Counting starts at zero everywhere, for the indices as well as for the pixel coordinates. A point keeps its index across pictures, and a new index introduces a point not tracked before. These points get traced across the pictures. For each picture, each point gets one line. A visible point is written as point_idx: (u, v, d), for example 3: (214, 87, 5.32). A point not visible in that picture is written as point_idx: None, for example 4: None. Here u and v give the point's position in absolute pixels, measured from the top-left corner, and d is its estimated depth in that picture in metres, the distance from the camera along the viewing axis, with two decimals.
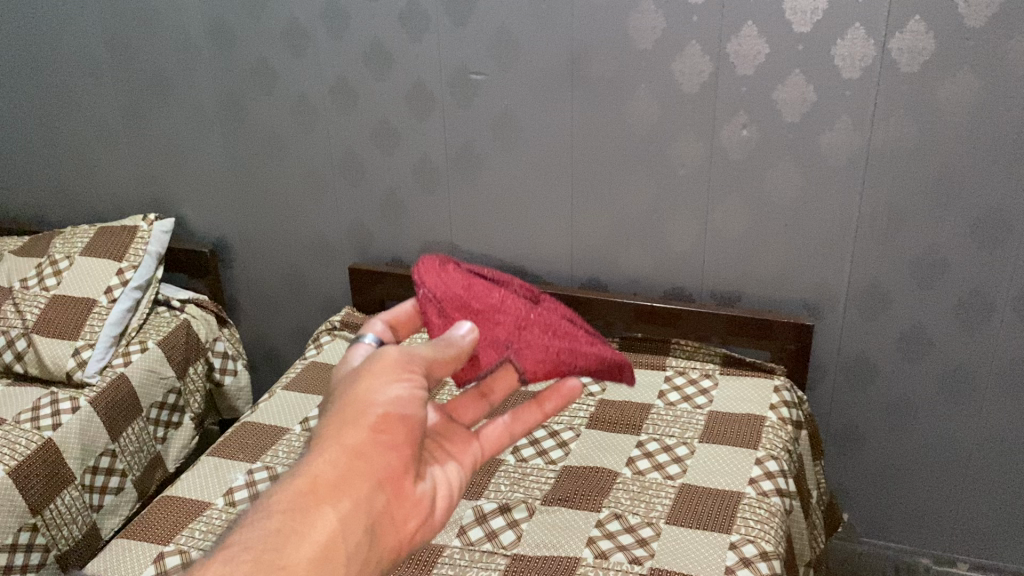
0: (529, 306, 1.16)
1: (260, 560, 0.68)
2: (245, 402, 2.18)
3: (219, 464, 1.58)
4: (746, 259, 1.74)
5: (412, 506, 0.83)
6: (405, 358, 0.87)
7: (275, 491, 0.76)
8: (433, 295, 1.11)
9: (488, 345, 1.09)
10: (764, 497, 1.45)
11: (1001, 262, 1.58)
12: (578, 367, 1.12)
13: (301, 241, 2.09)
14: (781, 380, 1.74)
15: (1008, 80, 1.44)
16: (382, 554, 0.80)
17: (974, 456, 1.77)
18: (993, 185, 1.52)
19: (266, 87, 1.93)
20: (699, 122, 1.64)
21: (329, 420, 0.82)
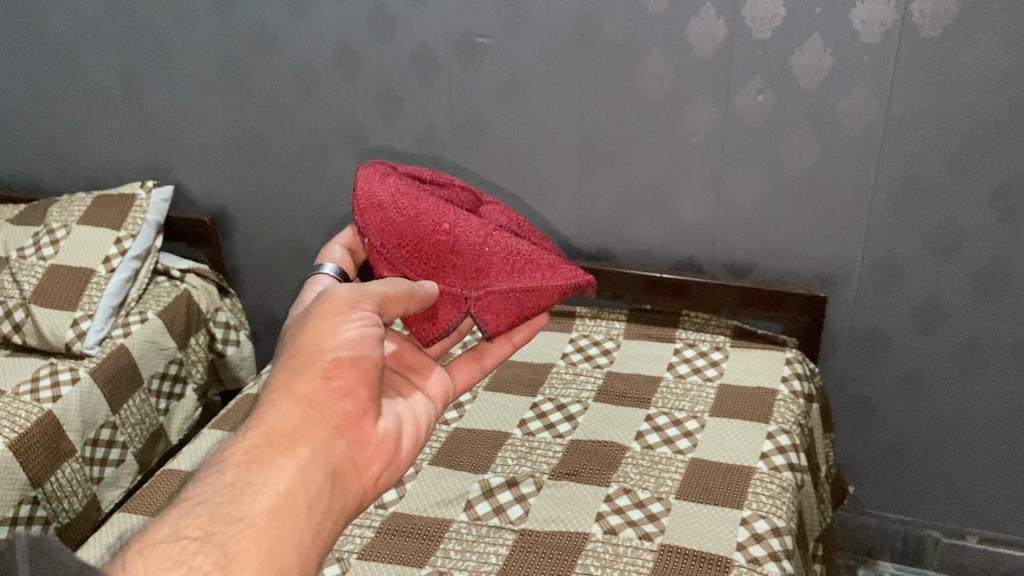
0: (487, 239, 1.13)
1: (216, 512, 0.74)
2: (247, 372, 2.15)
3: (222, 437, 1.55)
4: (758, 229, 1.71)
5: (367, 447, 0.92)
6: (355, 297, 0.95)
7: (235, 443, 0.83)
8: (381, 246, 1.12)
9: (447, 298, 1.09)
10: (775, 472, 1.43)
11: (1019, 231, 1.55)
12: (542, 306, 1.10)
13: (302, 210, 2.05)
14: (794, 353, 1.71)
15: None
16: (345, 496, 0.88)
17: (986, 429, 1.75)
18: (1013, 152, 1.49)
19: (266, 52, 1.87)
20: (713, 87, 1.60)
21: (283, 370, 0.90)
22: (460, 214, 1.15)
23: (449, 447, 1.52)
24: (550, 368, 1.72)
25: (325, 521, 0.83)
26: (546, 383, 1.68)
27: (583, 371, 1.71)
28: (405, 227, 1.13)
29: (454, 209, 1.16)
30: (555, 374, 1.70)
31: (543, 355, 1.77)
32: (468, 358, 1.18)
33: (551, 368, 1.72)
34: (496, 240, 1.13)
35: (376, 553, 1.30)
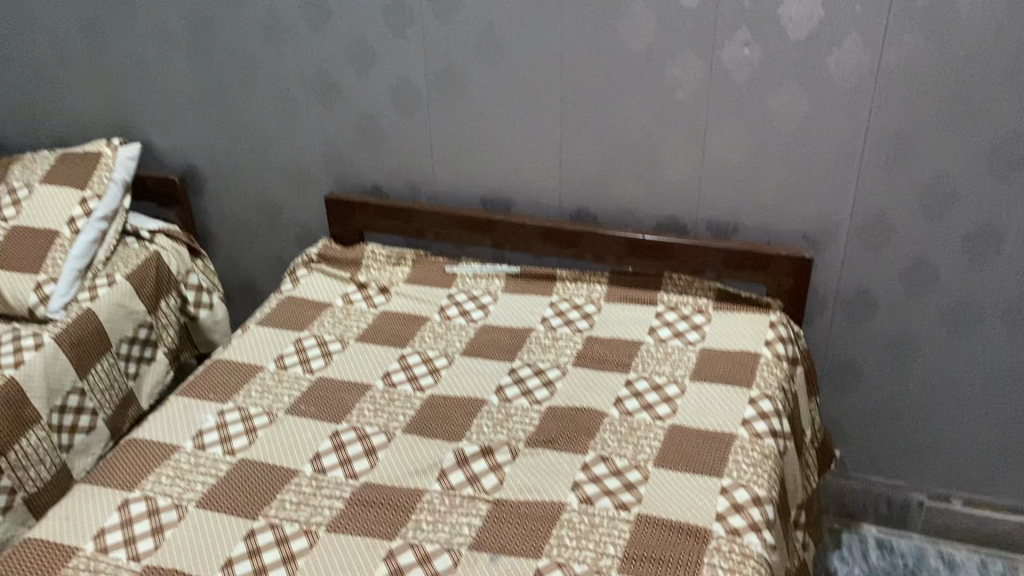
0: None
1: None
2: (221, 334, 2.09)
3: (189, 405, 1.51)
4: (744, 189, 1.65)
5: None
6: None
7: None
8: None
9: None
10: (757, 439, 1.39)
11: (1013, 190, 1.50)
12: None
13: (275, 169, 1.98)
14: (778, 315, 1.66)
15: None
16: None
17: (973, 392, 1.72)
18: (1009, 107, 1.43)
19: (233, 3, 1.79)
20: (697, 40, 1.53)
21: None
22: None
23: (423, 415, 1.48)
24: (528, 333, 1.68)
25: None
26: (524, 348, 1.63)
27: (563, 336, 1.66)
28: None
29: None
30: (534, 339, 1.66)
31: (522, 319, 1.72)
32: None
33: (529, 333, 1.67)
34: None
35: (345, 526, 1.26)
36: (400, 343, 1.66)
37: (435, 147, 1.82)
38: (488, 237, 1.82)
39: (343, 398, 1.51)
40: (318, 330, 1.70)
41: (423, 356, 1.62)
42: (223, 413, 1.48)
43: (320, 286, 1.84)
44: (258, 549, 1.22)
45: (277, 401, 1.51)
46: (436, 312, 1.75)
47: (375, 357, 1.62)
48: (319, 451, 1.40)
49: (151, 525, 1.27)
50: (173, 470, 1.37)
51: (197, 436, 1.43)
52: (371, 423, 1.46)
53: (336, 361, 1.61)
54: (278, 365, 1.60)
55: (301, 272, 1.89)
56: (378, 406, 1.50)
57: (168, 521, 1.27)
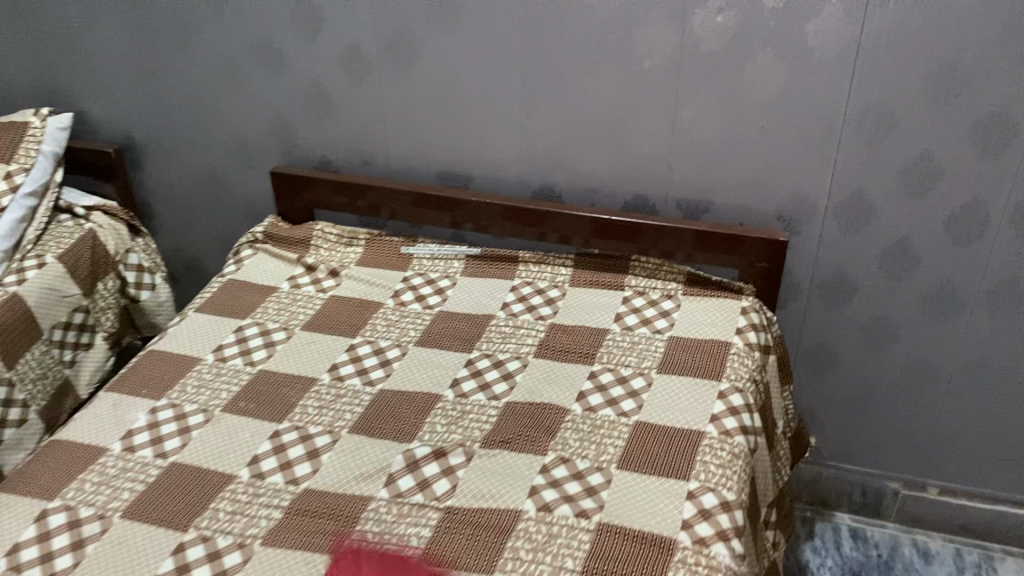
0: None
1: None
2: (166, 317, 1.97)
3: (120, 402, 1.40)
4: (717, 166, 1.55)
5: None
6: None
7: None
8: None
9: None
10: (727, 438, 1.31)
11: (1000, 170, 1.41)
12: None
13: (218, 140, 1.85)
14: (750, 301, 1.57)
15: None
16: None
17: (953, 378, 1.65)
18: (998, 79, 1.33)
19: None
20: (668, 6, 1.42)
21: None
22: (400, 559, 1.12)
23: (371, 413, 1.38)
24: (488, 320, 1.57)
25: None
26: (483, 338, 1.53)
27: (524, 323, 1.56)
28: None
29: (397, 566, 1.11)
30: (494, 327, 1.55)
31: (481, 304, 1.61)
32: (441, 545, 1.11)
33: (489, 321, 1.57)
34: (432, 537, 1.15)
35: (284, 539, 1.16)
36: (350, 331, 1.55)
37: (388, 118, 1.70)
38: (447, 215, 1.70)
39: (285, 395, 1.41)
40: (261, 317, 1.58)
41: (374, 346, 1.52)
42: (156, 411, 1.38)
43: (265, 268, 1.73)
44: (187, 565, 1.13)
45: (214, 397, 1.41)
46: (390, 297, 1.64)
47: (323, 348, 1.51)
48: (258, 455, 1.30)
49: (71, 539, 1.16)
50: (99, 476, 1.26)
51: (126, 437, 1.33)
52: (315, 423, 1.36)
53: (280, 352, 1.50)
54: (216, 357, 1.49)
55: (245, 252, 1.78)
56: (323, 404, 1.40)
57: (92, 533, 1.17)
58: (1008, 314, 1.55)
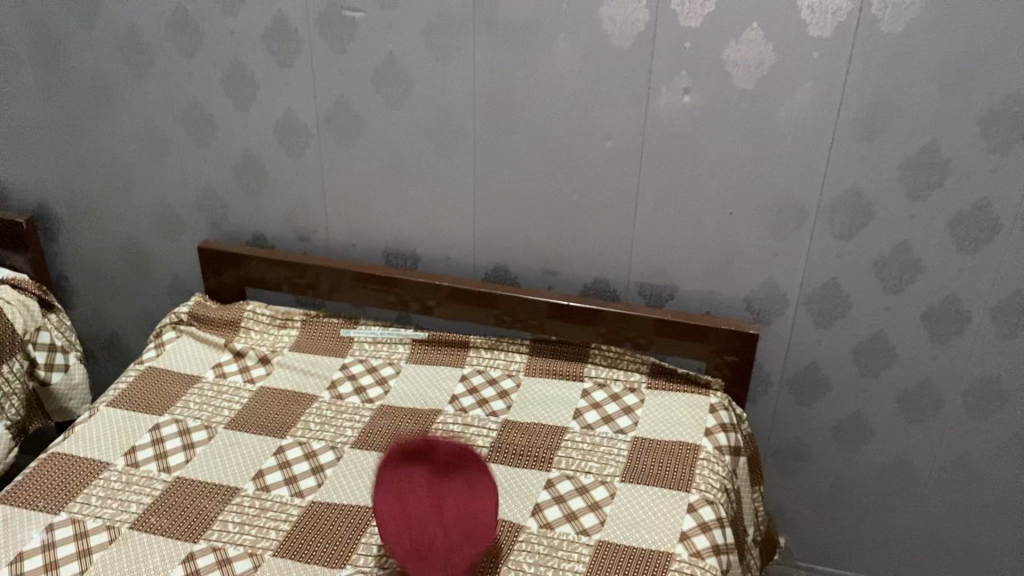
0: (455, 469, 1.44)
1: None
2: (73, 399, 2.03)
3: (10, 519, 1.42)
4: (688, 257, 1.66)
5: None
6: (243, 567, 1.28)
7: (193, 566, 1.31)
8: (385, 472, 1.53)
9: None
10: (697, 560, 1.36)
11: (971, 266, 1.53)
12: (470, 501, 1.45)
13: (217, 228, 1.94)
14: (718, 397, 1.71)
15: (996, 40, 1.32)
16: None
17: (924, 474, 1.76)
18: (980, 172, 1.43)
19: (169, 40, 1.71)
20: (631, 85, 1.50)
21: None
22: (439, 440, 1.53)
23: (297, 529, 1.42)
24: (434, 417, 1.69)
25: None
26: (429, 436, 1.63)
27: (474, 421, 1.68)
28: None
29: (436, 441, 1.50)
30: (441, 425, 1.66)
31: (434, 398, 1.74)
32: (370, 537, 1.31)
33: (436, 417, 1.68)
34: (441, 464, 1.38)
35: None
36: (283, 431, 1.65)
37: (378, 205, 1.79)
38: (413, 300, 1.81)
39: (202, 507, 1.47)
40: (180, 415, 1.69)
41: (305, 447, 1.61)
42: (52, 529, 1.40)
43: (190, 354, 1.87)
44: None
45: (120, 512, 1.45)
46: (325, 389, 1.78)
47: (247, 452, 1.60)
48: (197, 563, 1.34)
49: (74, 549, 1.36)
50: None
51: (16, 562, 1.33)
52: (235, 542, 1.39)
53: (198, 458, 1.58)
54: (124, 462, 1.56)
55: (168, 335, 1.93)
56: (245, 518, 1.44)
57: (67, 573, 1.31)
58: (975, 409, 1.67)
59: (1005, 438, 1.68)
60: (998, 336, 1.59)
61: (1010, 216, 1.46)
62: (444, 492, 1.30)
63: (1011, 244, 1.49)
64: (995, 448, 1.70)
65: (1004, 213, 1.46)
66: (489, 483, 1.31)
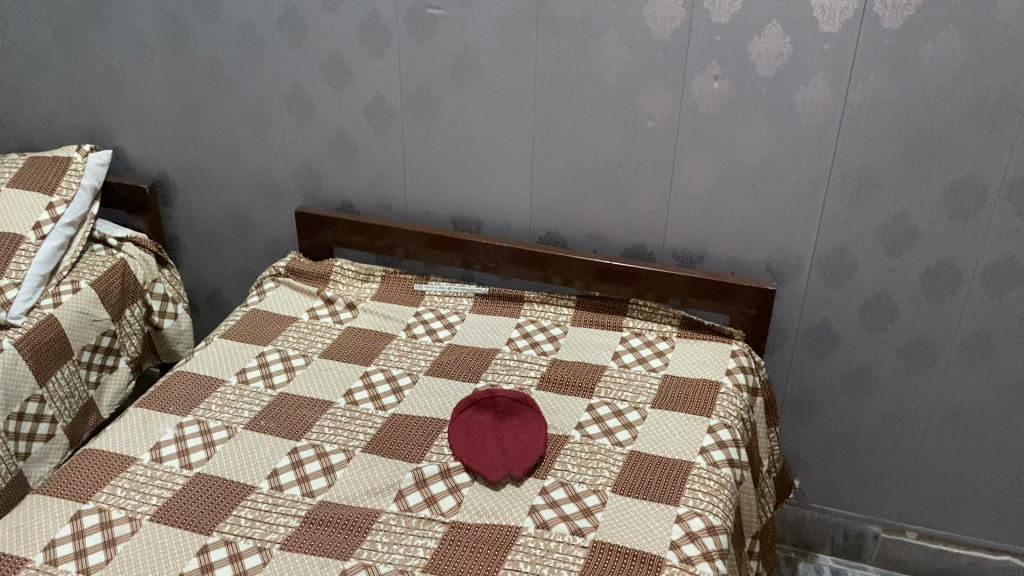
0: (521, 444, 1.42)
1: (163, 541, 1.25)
2: (184, 345, 2.08)
3: (149, 415, 1.49)
4: (710, 220, 1.67)
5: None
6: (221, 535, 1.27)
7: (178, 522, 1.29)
8: (461, 406, 1.50)
9: (468, 439, 1.44)
10: (714, 468, 1.41)
11: (972, 233, 1.53)
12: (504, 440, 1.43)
13: (246, 181, 1.97)
14: (739, 345, 1.68)
15: (991, 39, 1.38)
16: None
17: (929, 428, 1.74)
18: (968, 150, 1.47)
19: (220, 5, 1.76)
20: (665, 71, 1.56)
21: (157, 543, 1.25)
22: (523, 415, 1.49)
23: (383, 433, 1.47)
24: (493, 354, 1.67)
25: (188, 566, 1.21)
26: (488, 369, 1.63)
27: (527, 358, 1.66)
28: (466, 425, 1.47)
29: (529, 426, 1.46)
30: (499, 360, 1.65)
31: (469, 331, 1.74)
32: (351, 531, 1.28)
33: (494, 354, 1.67)
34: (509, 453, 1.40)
35: (299, 545, 1.25)
36: (364, 360, 1.65)
37: (406, 166, 1.82)
38: (458, 256, 1.83)
39: (303, 415, 1.51)
40: (282, 344, 1.69)
41: (387, 374, 1.61)
42: (183, 425, 1.47)
43: (286, 300, 1.84)
44: (210, 565, 1.22)
45: (236, 415, 1.50)
46: (402, 329, 1.74)
47: (338, 374, 1.61)
48: (277, 467, 1.39)
49: (177, 449, 1.42)
50: (129, 482, 1.35)
51: (154, 449, 1.42)
52: (330, 441, 1.45)
53: (300, 377, 1.60)
54: (239, 379, 1.59)
55: (267, 285, 1.88)
56: (339, 423, 1.49)
57: (197, 459, 1.40)
58: (980, 369, 1.65)
59: (997, 391, 1.66)
60: (988, 297, 1.58)
61: (999, 192, 1.49)
62: (507, 430, 1.45)
63: (1004, 213, 1.50)
64: (994, 404, 1.67)
65: (992, 184, 1.48)
66: (542, 421, 1.47)
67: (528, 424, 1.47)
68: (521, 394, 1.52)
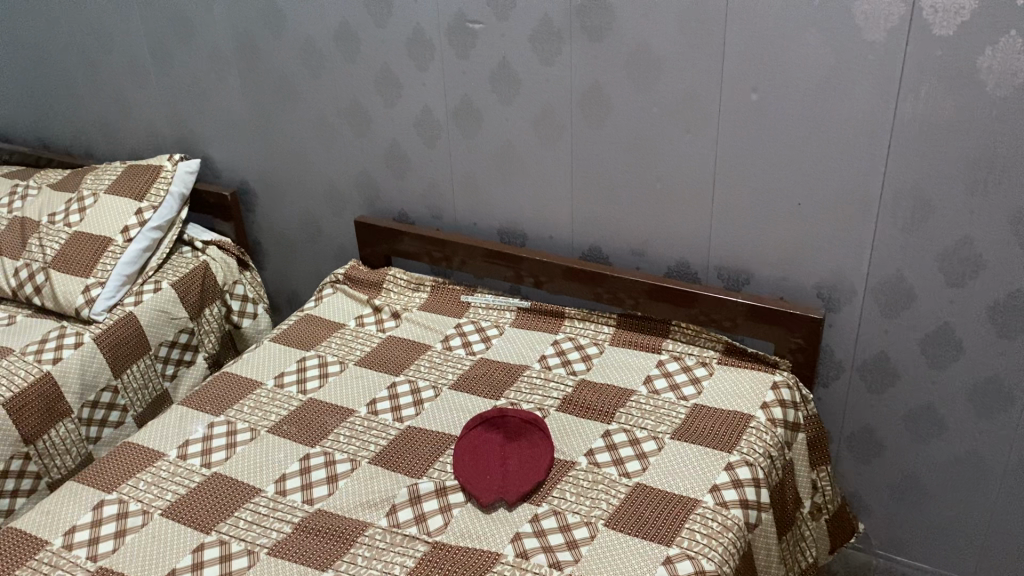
0: (526, 468, 1.39)
1: (164, 535, 1.33)
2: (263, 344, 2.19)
3: (186, 414, 1.59)
4: (756, 239, 1.57)
5: None
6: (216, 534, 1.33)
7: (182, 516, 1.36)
8: (473, 425, 1.49)
9: (473, 459, 1.42)
10: (722, 509, 1.32)
11: None
12: (508, 463, 1.41)
13: (316, 189, 2.05)
14: (784, 376, 1.57)
15: None
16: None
17: (1005, 480, 1.55)
18: None
19: (284, 22, 1.84)
20: (702, 84, 1.48)
21: (161, 536, 1.33)
22: (533, 438, 1.46)
23: (394, 446, 1.48)
24: (522, 371, 1.65)
25: (182, 563, 1.28)
26: (512, 386, 1.61)
27: (555, 376, 1.62)
28: (474, 445, 1.45)
29: (536, 451, 1.43)
30: (525, 378, 1.63)
31: (504, 346, 1.72)
32: (335, 541, 1.30)
33: (523, 371, 1.65)
34: (509, 477, 1.38)
35: (285, 551, 1.29)
36: (395, 370, 1.67)
37: (456, 178, 1.83)
38: (505, 270, 1.82)
39: (323, 422, 1.55)
40: (323, 350, 1.75)
41: (412, 385, 1.63)
42: (213, 425, 1.55)
43: (339, 306, 1.90)
44: (200, 563, 1.28)
45: (263, 419, 1.57)
46: (439, 341, 1.75)
47: (367, 383, 1.64)
48: (286, 472, 1.44)
49: (202, 447, 1.50)
50: (152, 476, 1.45)
51: (182, 445, 1.51)
52: (342, 449, 1.48)
53: (331, 383, 1.65)
54: (275, 382, 1.66)
55: (326, 291, 1.95)
56: (354, 433, 1.52)
57: (217, 458, 1.48)
58: None
59: None
60: None
61: None
62: (513, 452, 1.43)
63: None
64: None
65: None
66: (549, 445, 1.44)
67: (536, 448, 1.44)
68: (535, 417, 1.49)
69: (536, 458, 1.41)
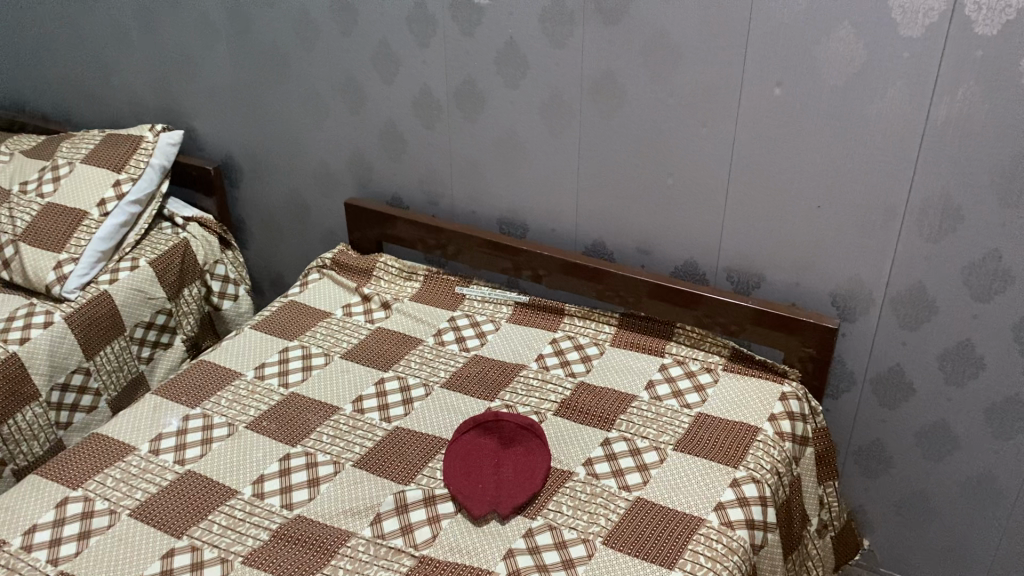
0: (521, 477, 1.32)
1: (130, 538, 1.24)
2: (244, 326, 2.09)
3: (159, 405, 1.50)
4: (770, 242, 1.49)
5: None
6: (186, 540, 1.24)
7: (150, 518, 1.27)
8: (467, 425, 1.41)
9: (465, 463, 1.35)
10: (727, 529, 1.24)
11: None
12: (502, 469, 1.33)
13: (305, 168, 1.94)
14: (793, 386, 1.49)
15: None
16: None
17: (1018, 503, 1.49)
18: None
19: None
20: (722, 76, 1.38)
21: (127, 541, 1.24)
22: (530, 445, 1.38)
23: (381, 448, 1.40)
24: (518, 370, 1.57)
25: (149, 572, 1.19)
26: (508, 387, 1.52)
27: (553, 378, 1.54)
28: (467, 448, 1.38)
29: (532, 458, 1.36)
30: (521, 378, 1.54)
31: (499, 343, 1.63)
32: (315, 552, 1.22)
33: (519, 370, 1.56)
34: (502, 485, 1.30)
35: (261, 561, 1.21)
36: (383, 365, 1.58)
37: (455, 162, 1.74)
38: (502, 262, 1.73)
39: (306, 419, 1.46)
40: (308, 340, 1.65)
41: (402, 382, 1.54)
42: (188, 418, 1.46)
43: (326, 293, 1.80)
44: (169, 572, 1.19)
45: (242, 413, 1.48)
46: (431, 335, 1.66)
47: (353, 378, 1.55)
48: (264, 474, 1.35)
49: (176, 442, 1.41)
50: (121, 472, 1.35)
51: (154, 440, 1.42)
52: (325, 450, 1.40)
53: (316, 377, 1.56)
54: (255, 374, 1.57)
55: (313, 276, 1.86)
56: (338, 433, 1.43)
57: (191, 455, 1.39)
58: None
59: None
60: None
61: None
62: (507, 459, 1.36)
63: None
64: None
65: None
66: (546, 454, 1.36)
67: (533, 456, 1.36)
68: (534, 422, 1.42)
69: (532, 466, 1.34)
